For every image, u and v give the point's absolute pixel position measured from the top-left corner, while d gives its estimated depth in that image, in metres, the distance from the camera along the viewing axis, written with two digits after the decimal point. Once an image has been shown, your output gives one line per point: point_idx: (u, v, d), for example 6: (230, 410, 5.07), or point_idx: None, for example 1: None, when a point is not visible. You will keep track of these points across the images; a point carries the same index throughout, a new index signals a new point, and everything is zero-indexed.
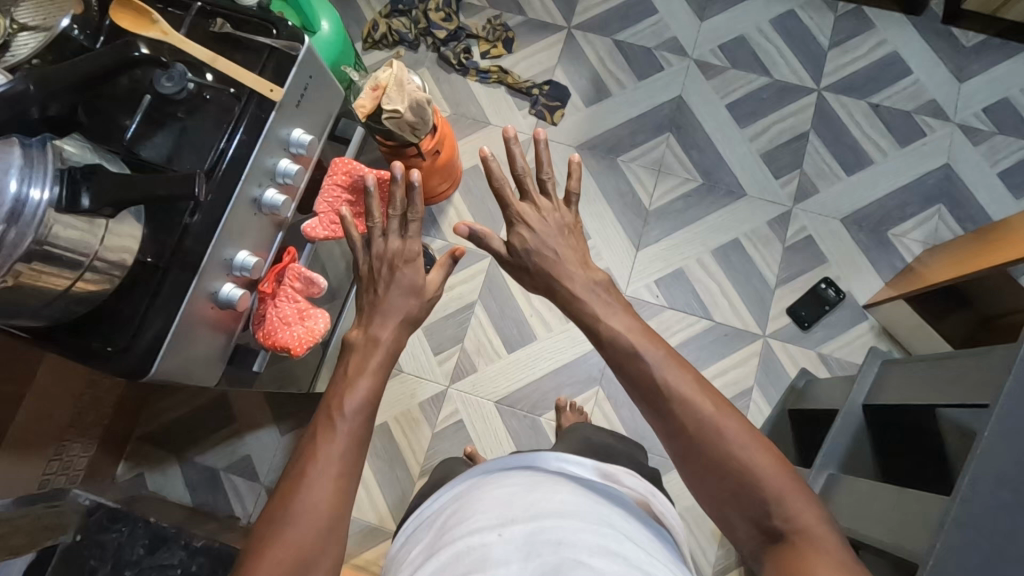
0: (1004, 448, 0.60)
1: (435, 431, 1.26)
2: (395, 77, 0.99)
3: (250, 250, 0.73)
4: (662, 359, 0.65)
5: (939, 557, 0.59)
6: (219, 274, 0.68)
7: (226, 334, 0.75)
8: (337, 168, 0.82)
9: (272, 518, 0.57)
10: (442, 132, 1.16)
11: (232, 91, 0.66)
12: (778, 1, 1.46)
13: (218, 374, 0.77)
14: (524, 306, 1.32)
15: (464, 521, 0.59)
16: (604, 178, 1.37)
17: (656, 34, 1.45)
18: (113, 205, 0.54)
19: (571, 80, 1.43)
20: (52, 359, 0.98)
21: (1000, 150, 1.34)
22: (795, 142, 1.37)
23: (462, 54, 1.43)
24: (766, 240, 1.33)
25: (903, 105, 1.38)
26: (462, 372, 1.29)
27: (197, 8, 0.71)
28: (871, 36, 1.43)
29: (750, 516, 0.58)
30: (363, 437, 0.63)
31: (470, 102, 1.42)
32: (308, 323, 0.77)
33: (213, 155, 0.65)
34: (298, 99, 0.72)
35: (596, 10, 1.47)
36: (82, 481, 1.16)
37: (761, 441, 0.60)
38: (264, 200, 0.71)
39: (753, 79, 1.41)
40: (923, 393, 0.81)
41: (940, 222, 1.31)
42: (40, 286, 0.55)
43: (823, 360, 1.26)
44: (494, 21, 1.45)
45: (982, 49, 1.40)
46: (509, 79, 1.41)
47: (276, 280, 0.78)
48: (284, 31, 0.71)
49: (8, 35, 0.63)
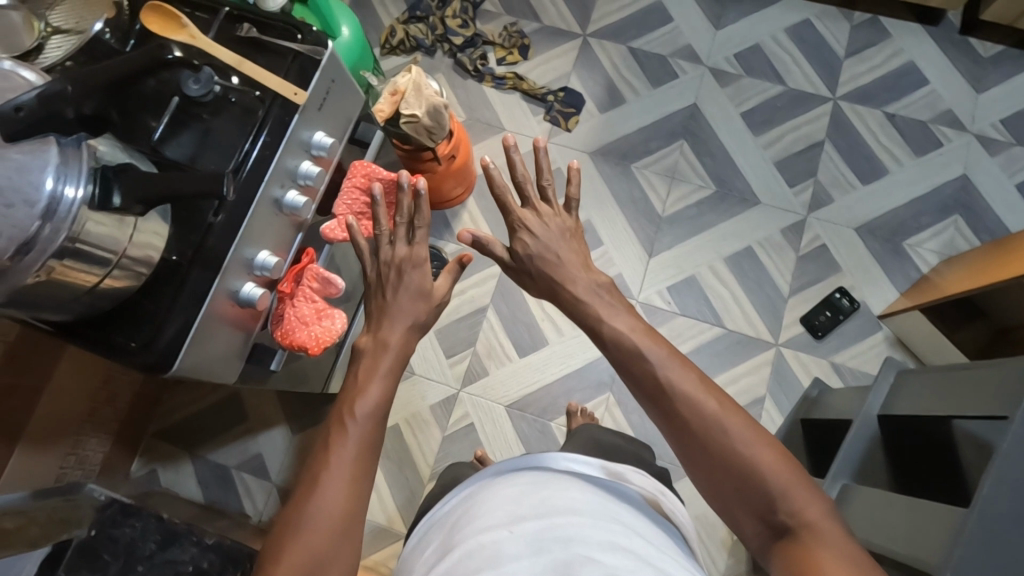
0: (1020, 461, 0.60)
1: (445, 433, 1.27)
2: (413, 82, 1.01)
3: (270, 250, 0.74)
4: (664, 358, 0.65)
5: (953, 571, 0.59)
6: (241, 273, 0.70)
7: (245, 331, 0.75)
8: (356, 171, 0.83)
9: (287, 522, 0.58)
10: (457, 136, 1.18)
11: (257, 94, 0.68)
12: (793, 10, 1.47)
13: (237, 372, 0.78)
14: (536, 311, 1.33)
15: (475, 520, 0.59)
16: (617, 184, 1.38)
17: (671, 42, 1.46)
18: (143, 202, 0.56)
19: (586, 87, 1.44)
20: (72, 353, 1.00)
21: (1018, 161, 1.33)
22: (810, 151, 1.37)
23: (478, 61, 1.45)
24: (780, 247, 1.33)
25: (919, 114, 1.38)
26: (474, 376, 1.30)
27: (225, 13, 0.72)
28: (887, 46, 1.43)
29: (757, 511, 0.58)
30: (374, 442, 0.64)
31: (485, 108, 1.43)
32: (325, 323, 0.77)
33: (237, 157, 0.66)
34: (321, 102, 0.74)
35: (611, 17, 1.48)
36: (97, 476, 1.18)
37: (765, 437, 0.60)
38: (286, 201, 0.72)
39: (767, 88, 1.42)
40: (938, 404, 0.81)
41: (956, 233, 1.31)
42: (70, 282, 0.56)
43: (836, 370, 1.25)
44: (510, 29, 1.47)
45: (999, 59, 1.40)
46: (524, 86, 1.43)
47: (294, 281, 0.80)
48: (308, 35, 0.72)
49: (42, 38, 0.66)
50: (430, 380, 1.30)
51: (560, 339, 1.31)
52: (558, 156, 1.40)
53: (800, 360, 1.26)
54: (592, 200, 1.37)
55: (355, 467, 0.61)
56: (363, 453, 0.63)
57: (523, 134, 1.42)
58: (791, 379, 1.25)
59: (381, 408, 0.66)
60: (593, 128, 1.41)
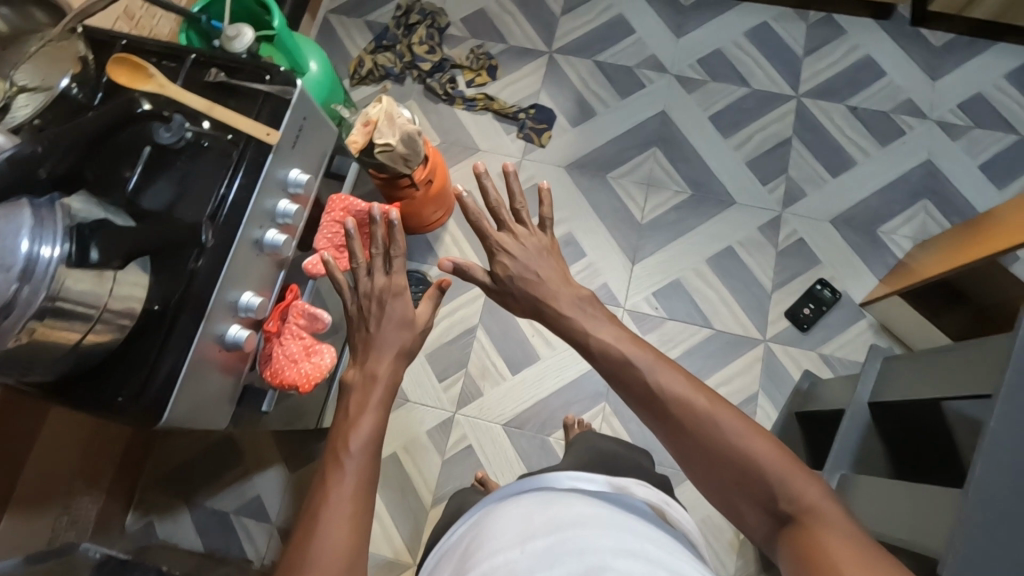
0: (1008, 437, 0.61)
1: (445, 458, 1.26)
2: (385, 111, 1.02)
3: (254, 290, 0.74)
4: (652, 363, 0.66)
5: (958, 555, 0.59)
6: (225, 316, 0.69)
7: (234, 374, 0.75)
8: (335, 205, 0.83)
9: (292, 566, 0.57)
10: (433, 161, 1.19)
11: (230, 137, 0.69)
12: (751, 14, 1.51)
13: (228, 414, 0.77)
14: (525, 327, 1.33)
15: (485, 545, 0.59)
16: (595, 196, 1.39)
17: (636, 53, 1.49)
18: (122, 256, 0.58)
19: (556, 103, 1.46)
20: (57, 411, 0.97)
21: (979, 144, 1.37)
22: (780, 148, 1.40)
23: (448, 85, 1.46)
24: (759, 245, 1.35)
25: (880, 105, 1.42)
26: (469, 397, 1.29)
27: (192, 60, 0.73)
28: (844, 42, 1.47)
29: (760, 502, 0.58)
30: (373, 474, 0.64)
31: (459, 130, 1.45)
32: (314, 360, 0.77)
33: (213, 201, 0.67)
34: (294, 141, 0.74)
35: (575, 34, 1.51)
36: (92, 533, 1.15)
37: (757, 429, 0.60)
38: (265, 240, 0.72)
39: (732, 91, 1.45)
40: (926, 387, 0.82)
41: (928, 217, 1.34)
42: (52, 341, 0.55)
43: (825, 361, 1.27)
44: (476, 51, 1.49)
45: (951, 48, 1.45)
46: (495, 106, 1.44)
47: (280, 318, 0.79)
48: (277, 76, 0.72)
49: (8, 98, 0.65)
50: (425, 406, 1.29)
51: (553, 354, 1.31)
52: (535, 172, 1.41)
53: (790, 354, 1.28)
54: (572, 213, 1.39)
55: (353, 498, 0.61)
56: (360, 483, 0.62)
57: (499, 154, 1.43)
58: (782, 373, 1.27)
59: (375, 440, 0.66)
60: (567, 142, 1.43)
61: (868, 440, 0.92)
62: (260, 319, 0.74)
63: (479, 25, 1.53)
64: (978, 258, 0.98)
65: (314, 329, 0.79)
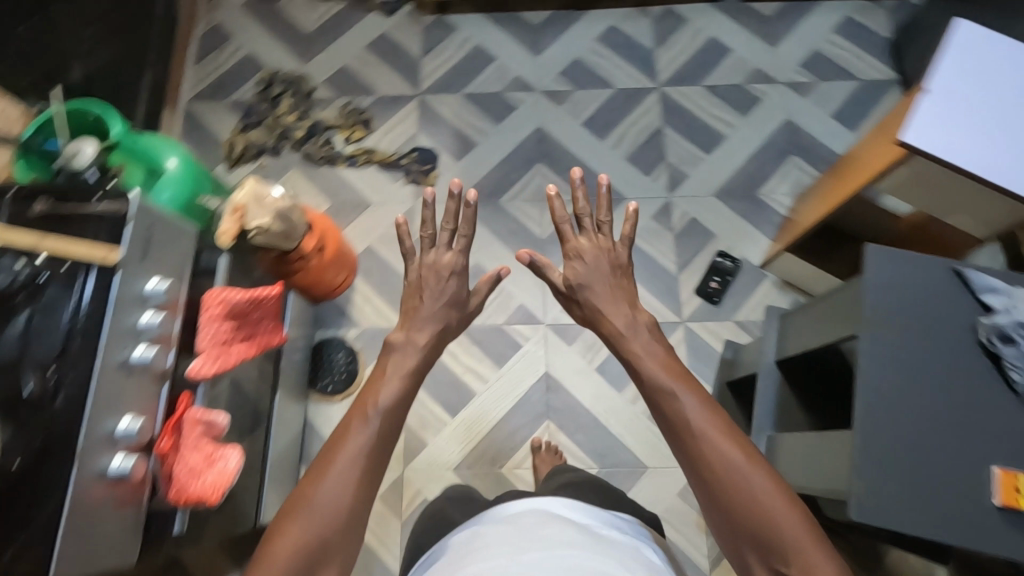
0: (870, 370, 0.64)
1: (404, 519, 1.22)
2: (252, 194, 0.99)
3: (136, 412, 0.70)
4: (696, 405, 0.67)
5: (861, 497, 0.61)
6: (104, 449, 0.65)
7: (134, 505, 0.70)
8: (209, 302, 0.81)
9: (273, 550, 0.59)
10: (321, 227, 1.18)
11: (66, 268, 0.65)
12: (596, 20, 1.58)
13: (138, 549, 0.72)
14: (454, 365, 1.32)
15: (478, 554, 0.60)
16: (492, 221, 1.41)
17: (500, 77, 1.53)
18: None
19: (437, 141, 1.48)
20: None
21: (828, 96, 1.49)
22: (652, 140, 1.47)
23: (325, 148, 1.46)
24: (657, 232, 1.40)
25: (732, 79, 1.51)
26: (414, 451, 1.27)
27: (11, 194, 0.68)
28: (686, 29, 1.56)
29: (765, 559, 0.59)
30: (368, 486, 0.64)
31: (347, 189, 1.44)
32: (220, 466, 0.75)
33: (63, 336, 0.63)
34: (143, 252, 0.71)
35: (439, 72, 1.54)
36: None
37: (786, 494, 0.61)
38: (134, 360, 0.69)
39: (598, 95, 1.51)
40: (815, 335, 0.85)
41: (799, 171, 1.43)
42: None
43: (741, 327, 1.32)
44: (347, 108, 1.50)
45: (783, 15, 1.56)
46: (376, 158, 1.45)
47: (174, 434, 0.75)
48: (108, 192, 0.70)
49: None
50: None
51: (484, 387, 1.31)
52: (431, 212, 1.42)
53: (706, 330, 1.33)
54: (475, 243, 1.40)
55: (363, 480, 0.63)
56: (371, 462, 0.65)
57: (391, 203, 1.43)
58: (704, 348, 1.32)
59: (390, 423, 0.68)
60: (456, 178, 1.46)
61: (785, 396, 0.96)
62: (147, 440, 0.71)
63: (346, 89, 1.55)
64: (845, 195, 1.04)
65: (213, 435, 0.77)
